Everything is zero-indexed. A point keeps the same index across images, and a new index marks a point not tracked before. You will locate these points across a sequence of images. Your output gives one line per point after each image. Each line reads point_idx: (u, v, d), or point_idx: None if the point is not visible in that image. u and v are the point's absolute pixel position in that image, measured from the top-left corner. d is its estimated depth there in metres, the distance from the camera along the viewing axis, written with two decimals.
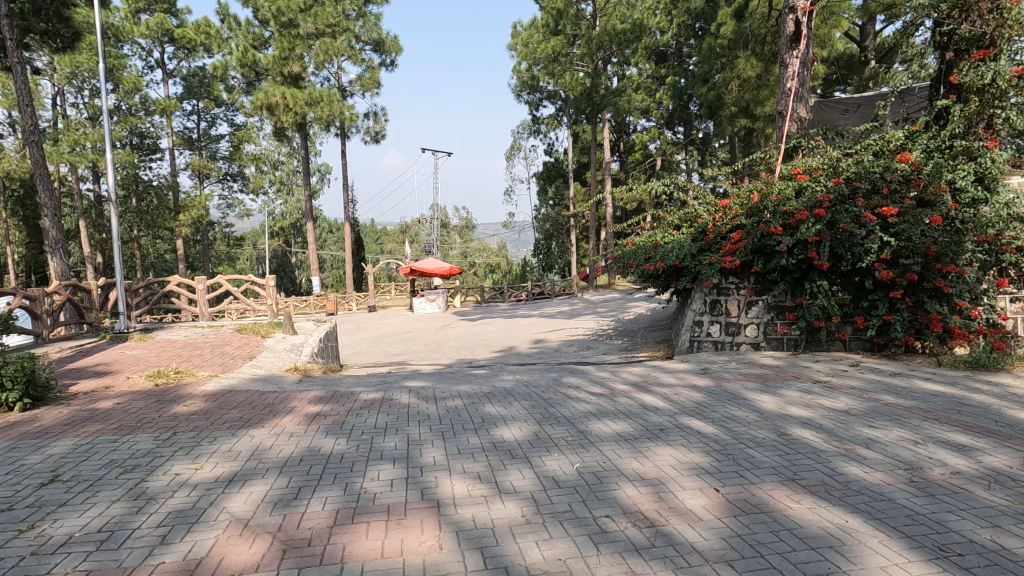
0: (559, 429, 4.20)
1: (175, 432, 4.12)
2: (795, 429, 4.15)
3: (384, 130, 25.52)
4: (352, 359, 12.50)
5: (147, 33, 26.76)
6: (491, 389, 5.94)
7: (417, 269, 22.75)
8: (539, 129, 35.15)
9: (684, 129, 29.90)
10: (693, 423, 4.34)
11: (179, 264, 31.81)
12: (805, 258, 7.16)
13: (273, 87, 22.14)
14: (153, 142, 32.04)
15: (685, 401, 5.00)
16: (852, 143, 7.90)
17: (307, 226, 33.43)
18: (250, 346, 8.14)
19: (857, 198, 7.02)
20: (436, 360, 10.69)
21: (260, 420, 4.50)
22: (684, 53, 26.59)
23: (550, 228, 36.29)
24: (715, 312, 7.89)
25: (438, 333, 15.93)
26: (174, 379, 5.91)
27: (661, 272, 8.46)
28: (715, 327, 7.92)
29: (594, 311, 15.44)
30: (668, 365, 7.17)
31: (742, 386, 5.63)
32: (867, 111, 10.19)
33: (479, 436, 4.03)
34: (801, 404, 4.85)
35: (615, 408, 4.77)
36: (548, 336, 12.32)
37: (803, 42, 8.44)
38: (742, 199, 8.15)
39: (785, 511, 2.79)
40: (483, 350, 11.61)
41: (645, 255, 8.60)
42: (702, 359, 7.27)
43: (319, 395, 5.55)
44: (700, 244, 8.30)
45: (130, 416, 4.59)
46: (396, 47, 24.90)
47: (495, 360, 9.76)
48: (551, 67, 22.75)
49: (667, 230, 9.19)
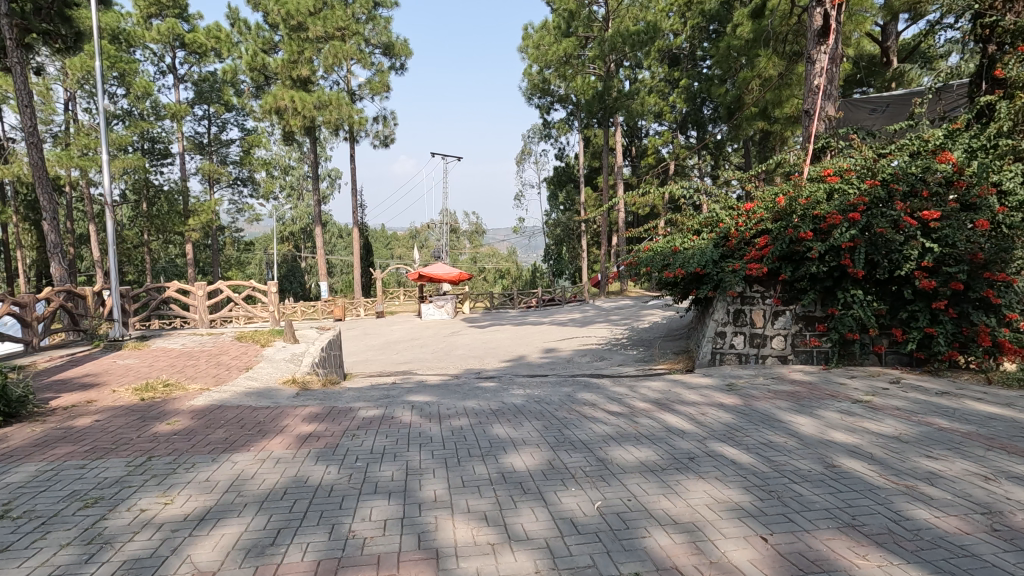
0: (576, 456, 3.76)
1: (150, 457, 3.75)
2: (843, 459, 3.67)
3: (393, 134, 25.26)
4: (357, 367, 12.13)
5: (158, 38, 26.78)
6: (500, 406, 5.51)
7: (425, 274, 22.43)
8: (550, 133, 34.76)
9: (697, 133, 29.41)
10: (724, 450, 3.88)
11: (188, 269, 31.77)
12: (838, 265, 6.67)
13: (282, 91, 22.01)
14: (164, 147, 32.11)
15: (713, 423, 4.54)
16: (886, 143, 7.39)
17: (317, 231, 33.25)
18: (248, 355, 7.79)
19: (894, 201, 6.51)
20: (443, 371, 10.27)
21: (246, 442, 4.11)
22: (698, 55, 26.13)
23: (561, 232, 35.85)
24: (739, 323, 7.42)
25: (446, 341, 15.53)
26: (162, 393, 5.54)
27: (680, 280, 8.00)
28: (738, 339, 7.44)
29: (606, 319, 14.97)
30: (690, 379, 6.69)
31: (774, 405, 5.15)
32: (897, 109, 9.67)
33: (486, 465, 3.60)
34: (843, 428, 4.36)
35: (638, 431, 4.32)
36: (559, 345, 11.86)
37: (832, 37, 8.02)
38: (767, 203, 7.71)
39: (850, 570, 2.34)
40: (492, 360, 11.17)
41: (663, 260, 8.13)
42: (726, 373, 6.79)
43: (314, 411, 5.15)
44: (722, 250, 7.86)
45: (107, 436, 4.22)
46: (406, 50, 24.72)
47: (504, 371, 9.34)
48: (562, 70, 22.40)
49: (686, 235, 8.73)
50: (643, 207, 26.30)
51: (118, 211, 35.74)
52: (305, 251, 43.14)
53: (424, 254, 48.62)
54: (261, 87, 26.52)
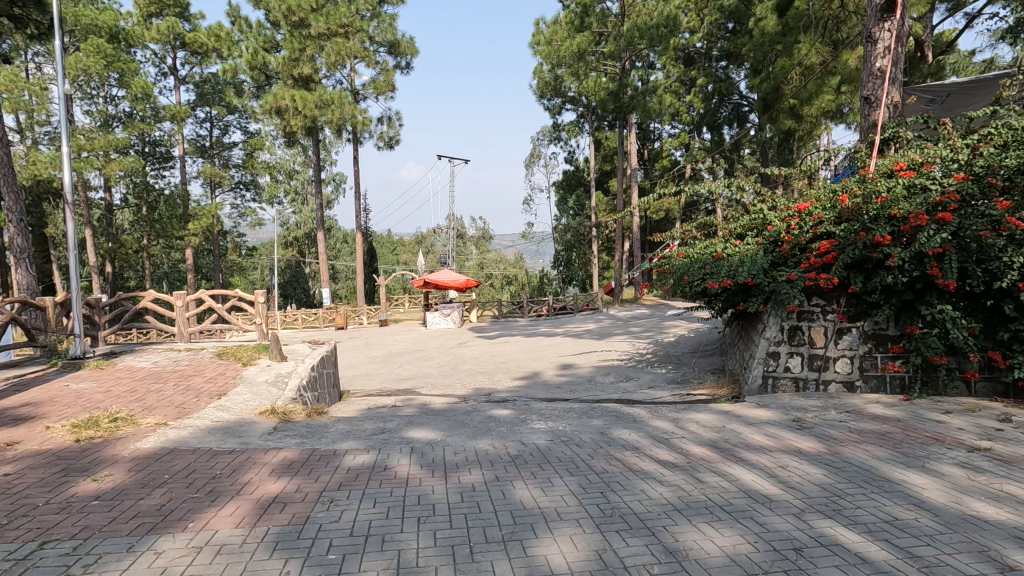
0: (636, 546, 2.69)
1: (45, 541, 2.72)
2: (1016, 555, 2.57)
3: (398, 135, 24.34)
4: (355, 385, 11.09)
5: (157, 38, 26.11)
6: (520, 450, 4.47)
7: (430, 280, 21.45)
8: (559, 135, 33.75)
9: (713, 134, 28.38)
10: (839, 534, 2.79)
11: (188, 275, 30.98)
12: (921, 275, 5.57)
13: (283, 90, 21.11)
14: (165, 150, 31.38)
15: (806, 485, 3.44)
16: (970, 132, 6.27)
17: (320, 237, 32.16)
18: (225, 376, 6.77)
19: (992, 197, 5.38)
20: (449, 390, 9.21)
21: (186, 513, 3.07)
22: (714, 55, 25.13)
23: (571, 238, 34.77)
24: (795, 342, 6.37)
25: (452, 353, 14.49)
26: (104, 431, 4.50)
27: (723, 292, 6.90)
28: (794, 360, 6.37)
29: (626, 330, 13.87)
30: (743, 412, 5.59)
31: (869, 454, 4.05)
32: (973, 95, 8.59)
33: (511, 564, 2.53)
34: (983, 495, 3.27)
35: (710, 500, 3.24)
36: (576, 361, 10.75)
37: (897, 12, 7.01)
38: (825, 202, 6.66)
39: None
40: (503, 377, 10.08)
41: (702, 269, 7.05)
42: (787, 404, 5.69)
43: (287, 459, 4.09)
44: (772, 256, 6.82)
45: (4, 501, 3.18)
46: (412, 49, 23.82)
47: (519, 393, 8.26)
48: (575, 68, 21.28)
49: (727, 239, 7.64)
50: (658, 211, 25.17)
51: (119, 215, 35.15)
52: (310, 256, 42.23)
53: (431, 260, 47.60)
54: (262, 87, 25.76)
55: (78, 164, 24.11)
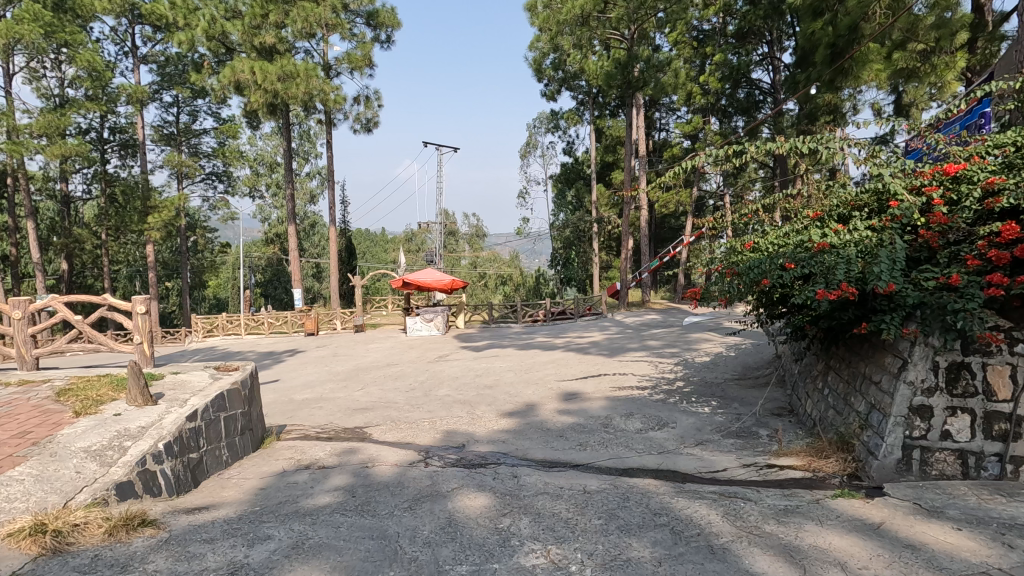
0: None
1: None
2: None
3: (376, 117, 21.68)
4: (293, 421, 8.45)
5: (111, 9, 23.59)
6: None
7: (410, 280, 18.76)
8: (558, 124, 30.91)
9: (721, 121, 26.06)
10: None
11: (150, 274, 27.95)
12: None
13: (242, 61, 18.50)
14: (126, 137, 28.62)
15: None
16: None
17: (292, 231, 29.10)
18: (21, 440, 4.16)
19: None
20: (409, 437, 6.58)
21: None
22: (729, 32, 22.86)
23: (570, 235, 32.04)
24: (958, 392, 3.83)
25: (428, 370, 11.90)
26: None
27: (832, 305, 4.32)
28: (957, 423, 3.83)
29: (641, 344, 11.32)
30: (914, 531, 3.02)
31: None
32: None
33: None
34: None
35: None
36: (583, 389, 8.15)
37: None
38: (1001, 161, 4.11)
39: None
40: (486, 414, 7.46)
41: (789, 264, 4.50)
42: (987, 515, 3.12)
43: None
44: (909, 249, 4.32)
45: None
46: (392, 20, 21.27)
47: (506, 452, 5.61)
48: (579, 35, 18.07)
49: (816, 220, 5.08)
50: (668, 203, 22.45)
51: (79, 209, 32.23)
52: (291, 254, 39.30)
53: (420, 260, 44.66)
54: (224, 63, 22.91)
55: (11, 147, 20.97)
